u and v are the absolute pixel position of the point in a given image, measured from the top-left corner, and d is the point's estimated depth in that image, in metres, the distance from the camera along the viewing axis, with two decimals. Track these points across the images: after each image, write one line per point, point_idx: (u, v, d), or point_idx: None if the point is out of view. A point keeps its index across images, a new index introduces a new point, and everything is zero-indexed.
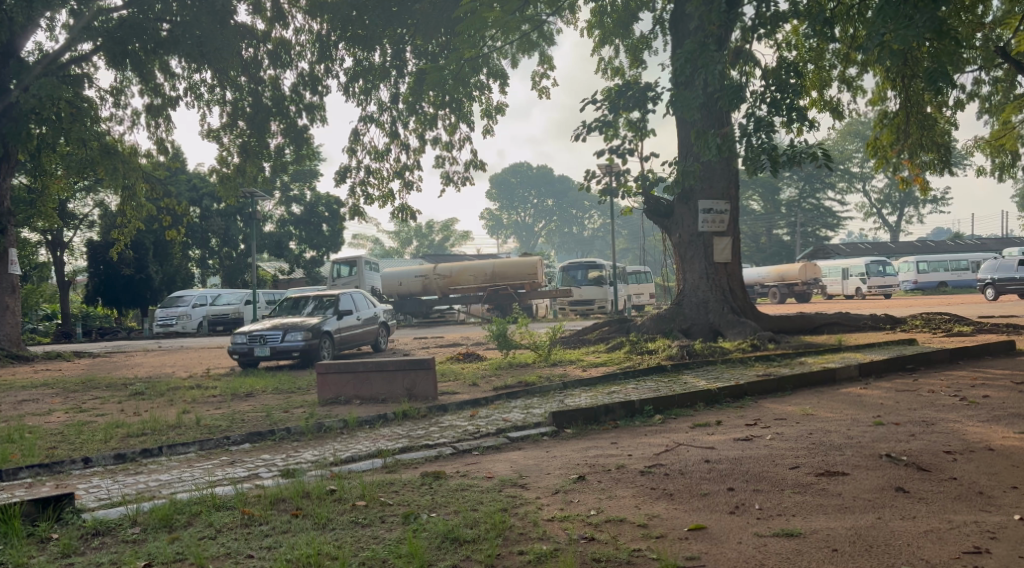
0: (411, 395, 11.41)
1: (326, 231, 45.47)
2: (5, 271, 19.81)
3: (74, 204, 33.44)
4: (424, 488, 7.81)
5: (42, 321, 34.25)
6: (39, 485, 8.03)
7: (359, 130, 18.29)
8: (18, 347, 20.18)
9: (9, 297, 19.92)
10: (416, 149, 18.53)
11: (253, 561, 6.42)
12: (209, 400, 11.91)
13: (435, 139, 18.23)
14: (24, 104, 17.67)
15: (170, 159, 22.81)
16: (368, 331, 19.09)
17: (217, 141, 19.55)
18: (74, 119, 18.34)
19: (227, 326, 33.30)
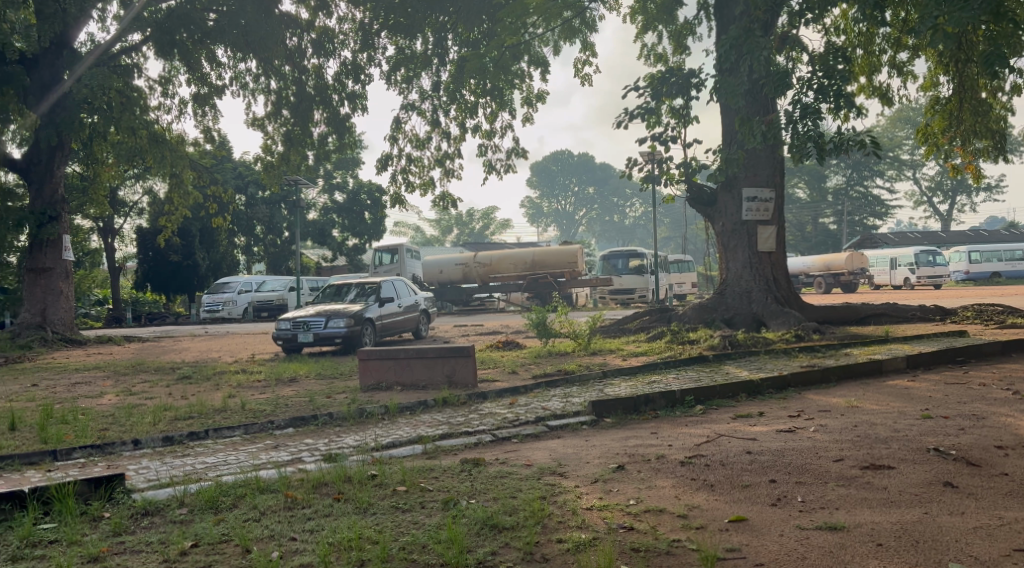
0: (451, 382, 11.48)
1: (369, 218, 45.88)
2: (60, 257, 20.30)
3: (124, 191, 34.07)
4: (464, 475, 7.90)
5: (96, 306, 35.08)
6: (92, 465, 8.19)
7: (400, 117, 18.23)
8: (72, 331, 20.73)
9: (63, 282, 20.41)
10: (457, 138, 18.47)
11: (296, 543, 6.56)
12: (253, 386, 12.09)
13: (475, 128, 18.10)
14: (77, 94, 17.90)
15: (218, 148, 23.25)
16: (409, 318, 19.25)
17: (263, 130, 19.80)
18: (125, 109, 18.39)
19: (273, 314, 34.32)
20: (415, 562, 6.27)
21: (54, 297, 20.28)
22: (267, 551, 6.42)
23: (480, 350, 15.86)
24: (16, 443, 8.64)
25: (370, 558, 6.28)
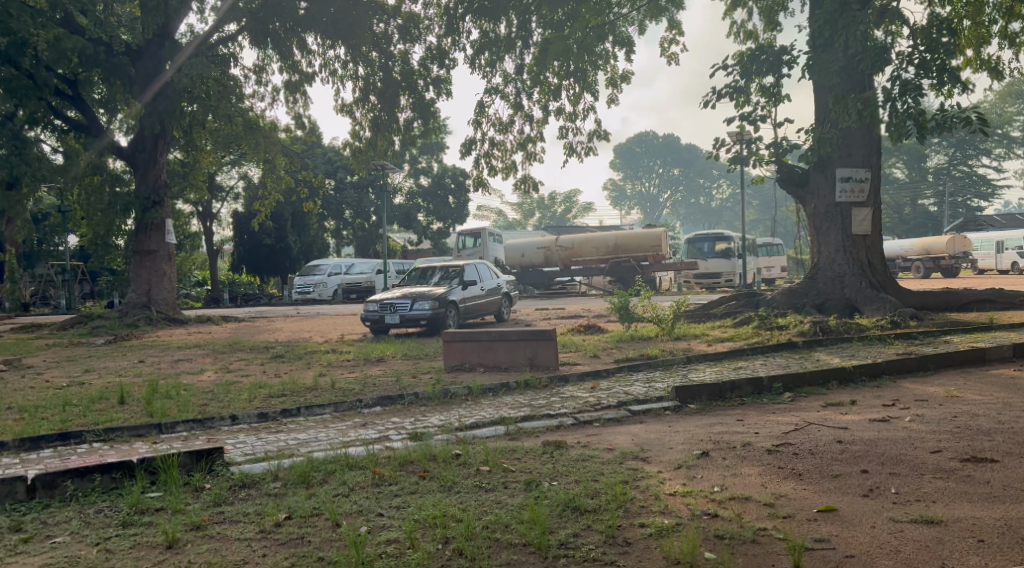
0: (533, 365, 11.52)
1: (454, 202, 46.52)
2: (163, 240, 21.28)
3: (221, 177, 35.71)
4: (546, 457, 7.95)
5: (195, 288, 36.67)
6: (193, 438, 8.53)
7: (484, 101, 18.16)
8: (173, 310, 21.66)
9: (166, 263, 21.48)
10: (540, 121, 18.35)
11: (383, 518, 6.74)
12: (342, 365, 12.40)
13: (559, 109, 17.92)
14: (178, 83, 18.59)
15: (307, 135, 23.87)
16: (491, 301, 19.38)
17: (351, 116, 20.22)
18: (221, 96, 19.19)
19: (360, 295, 35.03)
20: (498, 541, 6.36)
21: (158, 277, 21.31)
22: (356, 526, 6.61)
23: (563, 333, 15.83)
24: (125, 415, 9.08)
25: (454, 536, 6.40)
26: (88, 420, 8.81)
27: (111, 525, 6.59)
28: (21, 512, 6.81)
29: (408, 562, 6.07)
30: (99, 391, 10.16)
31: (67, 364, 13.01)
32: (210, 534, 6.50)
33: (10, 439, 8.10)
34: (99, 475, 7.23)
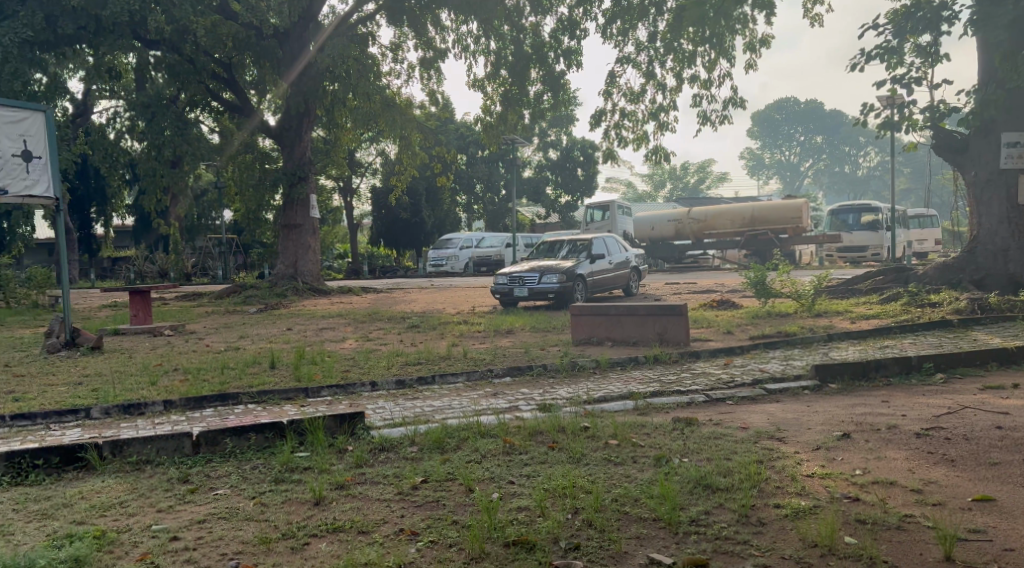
0: (663, 340, 11.34)
1: (581, 175, 47.29)
2: (307, 215, 22.16)
3: (361, 153, 36.56)
4: (676, 433, 7.82)
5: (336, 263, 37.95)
6: (336, 402, 8.78)
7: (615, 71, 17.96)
8: (318, 281, 22.41)
9: (310, 237, 22.35)
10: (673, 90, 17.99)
11: (514, 486, 6.77)
12: (473, 336, 12.58)
13: (693, 77, 17.50)
14: (321, 64, 19.34)
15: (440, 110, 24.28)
16: (620, 275, 19.18)
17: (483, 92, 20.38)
18: (361, 74, 19.57)
19: (490, 268, 35.35)
20: (628, 514, 6.28)
21: (303, 249, 22.21)
22: (488, 492, 6.67)
23: (694, 309, 15.55)
24: (274, 378, 9.47)
25: (584, 507, 6.36)
26: (242, 382, 9.21)
27: (265, 481, 6.88)
28: (188, 464, 7.16)
29: (538, 530, 6.06)
30: (251, 355, 10.68)
31: (222, 330, 13.76)
32: (351, 494, 6.69)
33: (178, 398, 8.38)
34: (254, 435, 7.52)
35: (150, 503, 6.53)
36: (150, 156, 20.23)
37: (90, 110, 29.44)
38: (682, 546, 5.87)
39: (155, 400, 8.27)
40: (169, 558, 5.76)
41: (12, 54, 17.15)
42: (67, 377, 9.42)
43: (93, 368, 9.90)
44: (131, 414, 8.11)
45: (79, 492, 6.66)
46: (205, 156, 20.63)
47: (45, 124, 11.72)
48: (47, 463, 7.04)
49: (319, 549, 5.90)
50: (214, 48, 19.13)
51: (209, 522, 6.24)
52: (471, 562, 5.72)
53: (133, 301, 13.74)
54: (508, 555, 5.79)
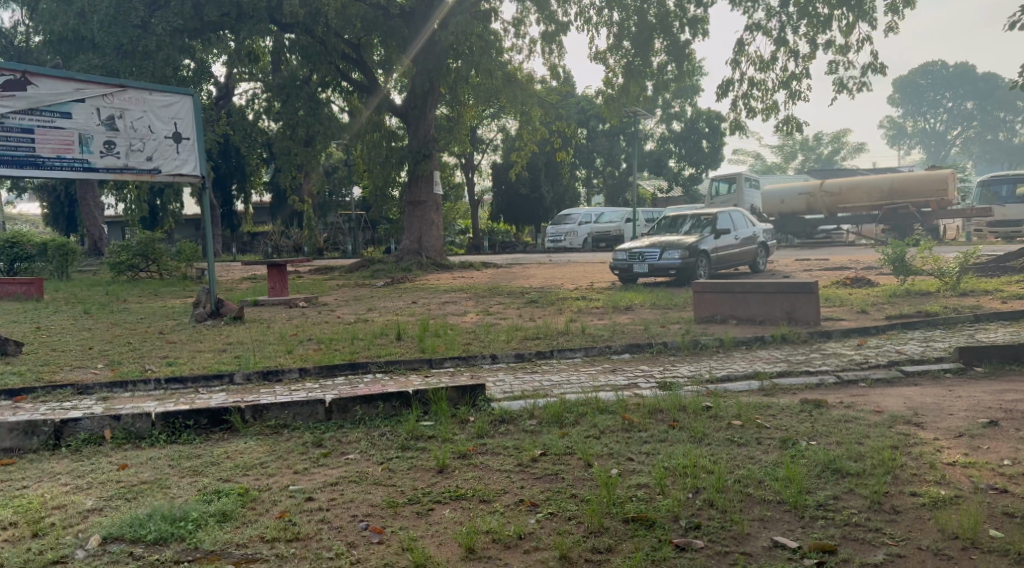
0: (791, 318, 11.00)
1: (706, 146, 48.93)
2: (430, 190, 23.17)
3: (481, 129, 39.36)
4: (804, 416, 7.60)
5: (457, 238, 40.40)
6: (459, 374, 8.99)
7: (743, 39, 17.41)
8: (440, 255, 23.52)
9: (434, 213, 23.45)
10: (806, 56, 17.22)
11: (633, 463, 6.77)
12: (592, 312, 12.57)
13: (828, 43, 16.71)
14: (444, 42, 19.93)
15: (563, 84, 24.14)
16: (746, 251, 18.66)
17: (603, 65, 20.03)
18: (483, 52, 19.99)
19: (610, 244, 35.25)
20: (751, 496, 6.17)
21: (427, 226, 23.31)
22: (607, 468, 6.68)
23: (825, 287, 14.92)
24: (400, 350, 9.79)
25: (705, 486, 6.28)
26: (371, 352, 9.57)
27: (392, 448, 7.16)
28: (322, 430, 7.53)
29: (658, 507, 6.05)
30: (379, 327, 11.09)
31: (352, 303, 14.31)
32: (474, 463, 6.87)
33: (313, 367, 8.83)
34: (381, 403, 7.84)
35: (288, 465, 6.91)
36: (285, 136, 21.01)
37: (232, 93, 30.92)
38: (808, 531, 5.74)
39: (291, 368, 8.76)
40: (306, 517, 6.11)
41: (163, 41, 18.63)
42: (212, 345, 10.05)
43: (235, 337, 10.50)
44: (271, 381, 8.62)
45: (224, 452, 7.12)
46: (336, 136, 21.32)
47: (192, 108, 12.68)
48: (197, 423, 7.55)
49: (443, 515, 6.11)
50: (345, 28, 20.50)
51: (341, 485, 6.56)
52: (590, 536, 5.78)
53: (271, 274, 14.42)
54: (627, 532, 5.82)
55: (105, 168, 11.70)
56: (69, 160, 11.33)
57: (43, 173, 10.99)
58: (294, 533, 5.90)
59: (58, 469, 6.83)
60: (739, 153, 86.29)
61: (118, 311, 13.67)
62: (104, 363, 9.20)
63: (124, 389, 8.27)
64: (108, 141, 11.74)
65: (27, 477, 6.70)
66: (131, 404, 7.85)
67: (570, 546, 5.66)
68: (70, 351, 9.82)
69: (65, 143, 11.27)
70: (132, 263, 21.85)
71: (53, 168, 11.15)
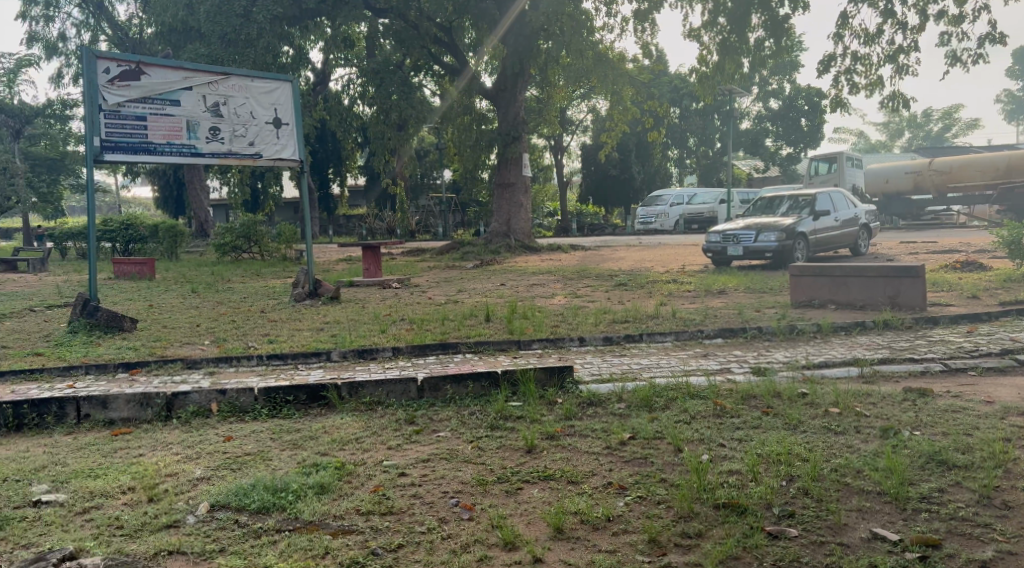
0: (895, 304, 10.69)
1: (806, 125, 48.33)
2: (520, 173, 23.49)
3: (573, 110, 42.89)
4: (907, 405, 7.30)
5: (547, 218, 43.43)
6: (547, 356, 9.04)
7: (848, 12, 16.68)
8: (529, 238, 23.67)
9: (523, 196, 23.66)
10: (916, 28, 16.36)
11: (725, 449, 6.61)
12: (683, 295, 12.40)
13: (940, 13, 15.82)
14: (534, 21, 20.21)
15: (656, 63, 23.82)
16: (847, 233, 18.09)
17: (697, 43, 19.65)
18: (574, 31, 20.25)
19: (701, 226, 35.12)
20: (849, 486, 5.94)
21: (516, 208, 23.57)
22: (698, 453, 6.53)
23: (932, 271, 14.26)
24: (490, 331, 9.92)
25: (800, 475, 6.07)
26: (461, 333, 9.74)
27: (481, 427, 7.23)
28: (414, 407, 7.71)
29: (751, 494, 5.85)
30: (469, 308, 11.28)
31: (443, 284, 14.58)
32: (562, 445, 6.83)
33: (405, 346, 9.09)
34: (471, 382, 7.97)
35: (382, 440, 7.04)
36: (378, 121, 22.22)
37: (329, 79, 31.49)
38: (911, 524, 5.51)
39: (385, 347, 9.07)
40: (398, 491, 6.11)
41: (263, 30, 19.94)
42: (311, 324, 10.43)
43: (332, 317, 10.86)
44: (365, 358, 8.95)
45: (322, 427, 7.32)
46: (427, 118, 22.35)
47: (291, 94, 13.16)
48: (296, 399, 7.84)
49: (531, 494, 6.02)
50: (437, 10, 21.63)
51: (433, 461, 6.60)
52: (680, 520, 5.62)
53: (366, 256, 14.84)
54: (718, 518, 5.64)
55: (211, 153, 12.23)
56: (178, 146, 11.90)
57: (155, 159, 11.60)
58: (387, 507, 5.86)
59: (169, 439, 7.15)
60: (840, 132, 83.93)
61: (223, 290, 14.33)
62: (211, 340, 9.68)
63: (230, 364, 8.72)
64: (214, 127, 12.26)
65: (141, 446, 7.01)
66: (236, 379, 8.23)
67: (660, 530, 5.51)
68: (180, 328, 10.36)
69: (174, 129, 11.83)
70: (235, 244, 23.03)
71: (164, 153, 11.74)
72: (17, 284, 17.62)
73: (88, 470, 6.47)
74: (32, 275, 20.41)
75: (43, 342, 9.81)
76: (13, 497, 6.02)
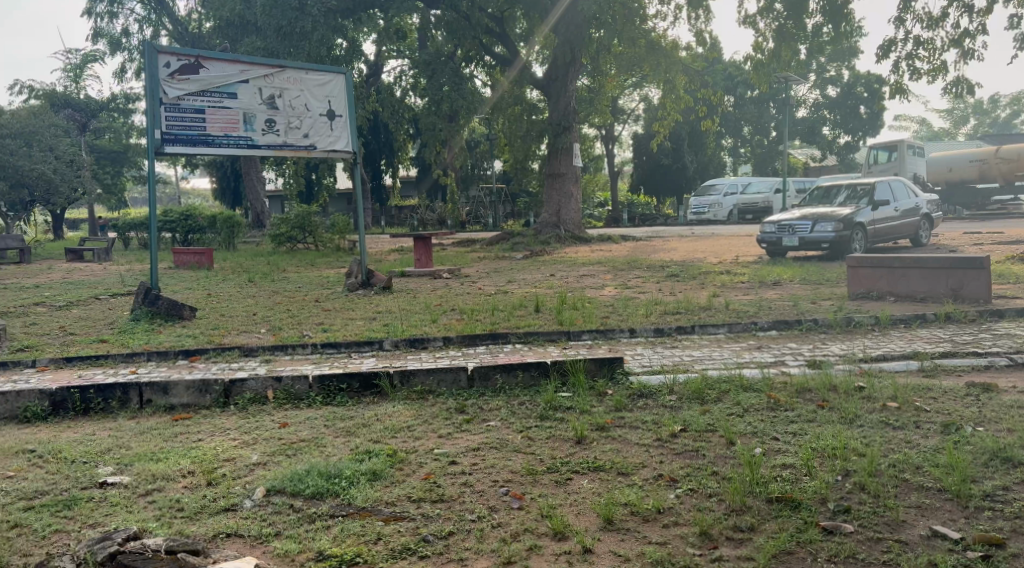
0: (958, 296, 10.45)
1: (864, 112, 47.31)
2: (570, 163, 23.40)
3: (625, 99, 42.73)
4: (970, 400, 7.09)
5: (599, 209, 43.17)
6: (597, 347, 9.00)
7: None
8: (580, 230, 23.67)
9: (573, 185, 23.59)
10: (982, 11, 15.76)
11: (778, 443, 6.50)
12: (737, 287, 12.22)
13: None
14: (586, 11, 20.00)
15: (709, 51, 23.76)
16: (907, 224, 17.63)
17: (753, 29, 19.39)
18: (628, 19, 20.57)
19: (756, 216, 34.95)
20: (907, 482, 5.80)
21: (565, 198, 23.56)
22: (751, 446, 6.42)
23: (998, 261, 13.77)
24: (539, 321, 9.92)
25: (856, 470, 5.95)
26: (510, 323, 9.76)
27: (531, 417, 7.24)
28: (464, 396, 7.78)
29: (804, 489, 5.75)
30: (519, 299, 11.30)
31: (494, 274, 14.63)
32: (612, 436, 6.79)
33: (455, 335, 9.16)
34: (521, 372, 8.01)
35: (433, 429, 7.09)
36: (429, 111, 22.39)
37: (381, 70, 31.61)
38: (973, 522, 5.37)
39: (436, 336, 9.17)
40: (449, 479, 6.15)
41: (318, 23, 20.69)
42: (364, 313, 10.59)
43: (385, 306, 10.99)
44: (417, 347, 9.06)
45: (374, 415, 7.41)
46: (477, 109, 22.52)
47: (344, 86, 13.30)
48: (349, 387, 7.97)
49: (581, 485, 6.00)
50: None
51: (482, 450, 6.63)
52: (732, 514, 5.54)
53: (417, 246, 14.94)
54: (771, 511, 5.55)
55: (267, 145, 12.44)
56: (235, 138, 12.15)
57: (213, 151, 11.83)
58: (439, 495, 5.90)
59: (227, 424, 7.32)
60: (902, 120, 81.71)
61: (279, 279, 14.61)
62: (267, 328, 9.89)
63: (285, 352, 8.91)
64: (270, 119, 12.48)
65: (200, 431, 7.19)
66: (291, 366, 8.41)
67: (711, 523, 5.42)
68: (238, 316, 10.60)
69: (232, 122, 12.09)
70: (290, 235, 23.42)
71: (222, 145, 11.99)
72: (83, 273, 18.20)
73: (150, 453, 6.66)
74: (98, 265, 21.09)
75: (108, 329, 10.15)
76: (80, 478, 6.21)
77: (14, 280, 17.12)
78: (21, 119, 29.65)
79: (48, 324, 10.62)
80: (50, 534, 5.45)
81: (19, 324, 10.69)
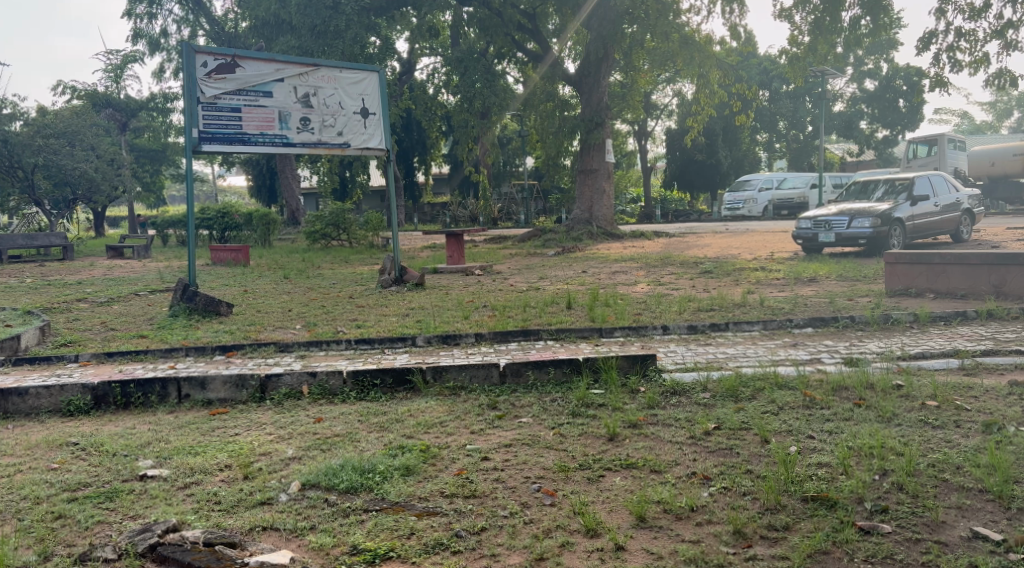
0: (1000, 293, 10.25)
1: (904, 106, 46.21)
2: (603, 159, 23.51)
3: (659, 92, 42.40)
4: (1013, 399, 6.94)
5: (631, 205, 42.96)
6: (629, 343, 8.96)
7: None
8: (611, 225, 23.64)
9: (605, 181, 23.64)
10: None
11: (814, 442, 6.41)
12: (772, 283, 12.08)
13: None
14: None
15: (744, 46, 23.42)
16: (948, 219, 17.30)
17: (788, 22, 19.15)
18: (660, 14, 20.64)
19: (790, 211, 34.00)
20: (948, 482, 5.69)
21: (598, 194, 23.59)
22: (786, 445, 6.35)
23: None
24: (572, 318, 9.92)
25: (895, 469, 5.85)
26: (543, 320, 9.75)
27: (563, 414, 7.22)
28: (496, 392, 7.80)
29: (840, 488, 5.67)
30: (551, 295, 11.31)
31: (526, 271, 14.64)
32: (645, 434, 6.75)
33: (487, 332, 9.19)
34: (552, 369, 8.02)
35: (465, 425, 7.11)
36: (462, 108, 22.49)
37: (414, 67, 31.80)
38: (1015, 524, 5.26)
39: (468, 332, 9.19)
40: (481, 475, 6.17)
41: (351, 21, 21.21)
42: (397, 309, 10.66)
43: (418, 303, 11.04)
44: (449, 344, 9.11)
45: (407, 410, 7.46)
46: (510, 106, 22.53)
47: (378, 83, 13.32)
48: (383, 382, 8.03)
49: (613, 483, 5.97)
50: None
51: (515, 447, 6.63)
52: (766, 512, 5.48)
53: (450, 243, 14.99)
54: (806, 511, 5.48)
55: (302, 143, 12.55)
56: (271, 136, 12.30)
57: (249, 149, 12.00)
58: (472, 490, 5.92)
59: (264, 419, 7.41)
60: (942, 112, 80.00)
61: (314, 276, 14.75)
62: (302, 324, 10.01)
63: (320, 348, 9.00)
64: (304, 117, 12.58)
65: (237, 425, 7.29)
66: (326, 362, 8.49)
67: (745, 521, 5.37)
68: (274, 312, 10.75)
69: (267, 120, 12.24)
70: (324, 232, 23.67)
71: (258, 144, 12.15)
72: (122, 270, 18.57)
73: (188, 447, 6.76)
74: (138, 261, 21.51)
75: (148, 324, 10.35)
76: (121, 471, 6.33)
77: (57, 276, 17.50)
78: (64, 118, 29.91)
79: (90, 319, 10.87)
80: (93, 525, 5.56)
81: (62, 319, 10.95)
